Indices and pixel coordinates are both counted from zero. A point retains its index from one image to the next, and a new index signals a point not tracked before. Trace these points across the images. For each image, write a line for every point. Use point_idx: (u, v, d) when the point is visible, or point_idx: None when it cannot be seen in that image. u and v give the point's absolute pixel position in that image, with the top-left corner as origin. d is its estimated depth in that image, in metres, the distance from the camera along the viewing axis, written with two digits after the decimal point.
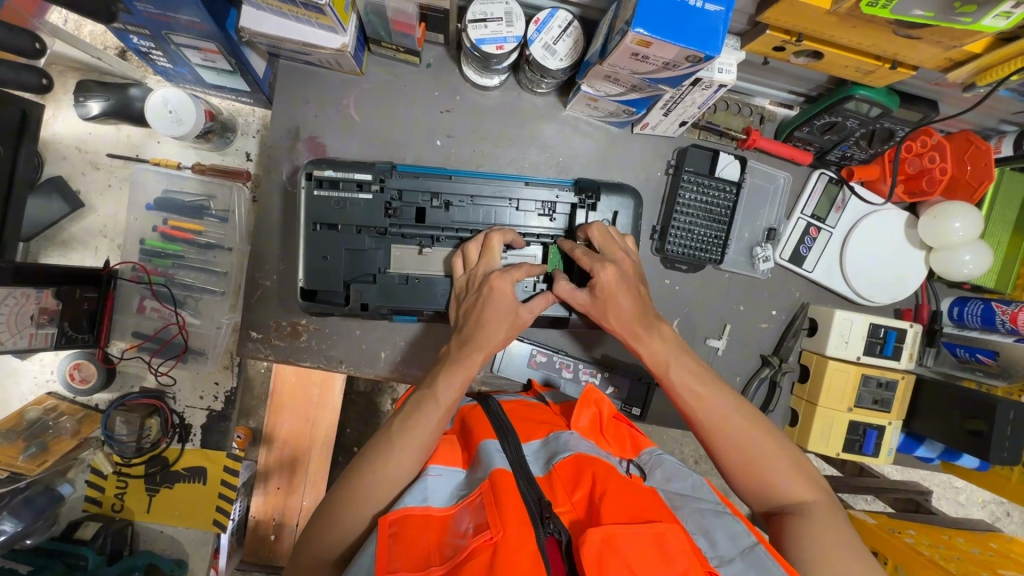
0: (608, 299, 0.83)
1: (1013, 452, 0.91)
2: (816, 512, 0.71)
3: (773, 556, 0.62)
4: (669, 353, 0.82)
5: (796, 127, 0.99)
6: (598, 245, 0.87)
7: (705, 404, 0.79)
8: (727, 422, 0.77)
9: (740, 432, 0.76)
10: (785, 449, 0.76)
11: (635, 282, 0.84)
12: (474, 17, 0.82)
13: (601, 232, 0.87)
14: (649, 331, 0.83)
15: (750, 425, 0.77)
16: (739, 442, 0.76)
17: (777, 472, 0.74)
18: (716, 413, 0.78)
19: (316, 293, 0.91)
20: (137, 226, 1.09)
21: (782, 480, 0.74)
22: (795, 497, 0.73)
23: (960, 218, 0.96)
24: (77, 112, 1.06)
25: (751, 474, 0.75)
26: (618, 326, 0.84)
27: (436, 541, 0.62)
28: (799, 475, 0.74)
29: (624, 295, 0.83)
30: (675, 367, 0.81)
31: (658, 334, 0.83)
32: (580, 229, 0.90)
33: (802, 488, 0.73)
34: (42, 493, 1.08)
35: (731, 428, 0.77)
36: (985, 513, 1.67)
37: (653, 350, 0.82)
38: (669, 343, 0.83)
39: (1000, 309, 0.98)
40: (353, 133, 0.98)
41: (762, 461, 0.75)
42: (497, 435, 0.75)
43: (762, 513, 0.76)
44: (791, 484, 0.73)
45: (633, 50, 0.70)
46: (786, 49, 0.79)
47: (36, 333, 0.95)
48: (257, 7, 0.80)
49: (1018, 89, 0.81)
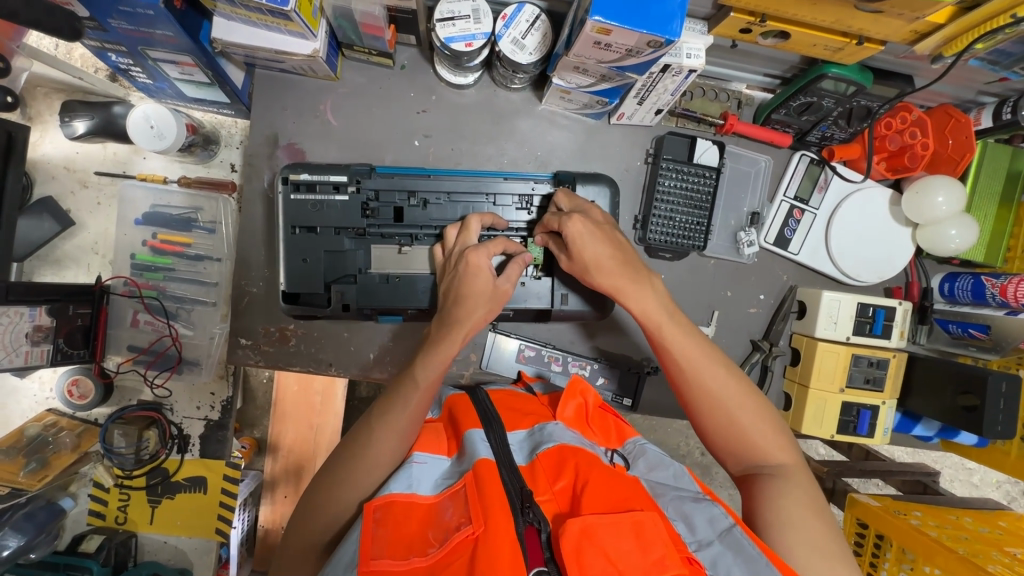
0: (579, 246, 0.83)
1: (1007, 427, 0.91)
2: (793, 476, 0.71)
3: (753, 537, 0.61)
4: (663, 314, 0.80)
5: (773, 111, 0.99)
6: (565, 207, 0.88)
7: (692, 363, 0.78)
8: (715, 384, 0.77)
9: (726, 393, 0.76)
10: (769, 413, 0.77)
11: (603, 230, 0.84)
12: (442, 16, 0.83)
13: (567, 196, 0.89)
14: (632, 287, 0.81)
15: (737, 389, 0.77)
16: (722, 400, 0.76)
17: (755, 431, 0.75)
18: (706, 378, 0.77)
19: (299, 296, 0.92)
20: (127, 241, 1.12)
21: (761, 440, 0.74)
22: (773, 461, 0.74)
23: (942, 192, 0.94)
24: (64, 132, 1.08)
25: (732, 434, 0.75)
26: (611, 277, 0.82)
27: (419, 530, 0.63)
28: (778, 436, 0.75)
29: (597, 244, 0.83)
30: (671, 329, 0.79)
31: (647, 294, 0.81)
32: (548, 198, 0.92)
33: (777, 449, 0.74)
34: (43, 508, 1.11)
35: (719, 389, 0.76)
36: (999, 493, 1.65)
37: (645, 312, 0.81)
38: (658, 306, 0.81)
39: (990, 282, 0.97)
40: (332, 139, 0.99)
41: (745, 424, 0.75)
42: (482, 424, 0.76)
43: (737, 475, 0.76)
44: (769, 444, 0.74)
45: (595, 39, 0.70)
46: (752, 30, 0.79)
47: (31, 351, 0.97)
48: (227, 18, 0.81)
49: (988, 59, 0.80)
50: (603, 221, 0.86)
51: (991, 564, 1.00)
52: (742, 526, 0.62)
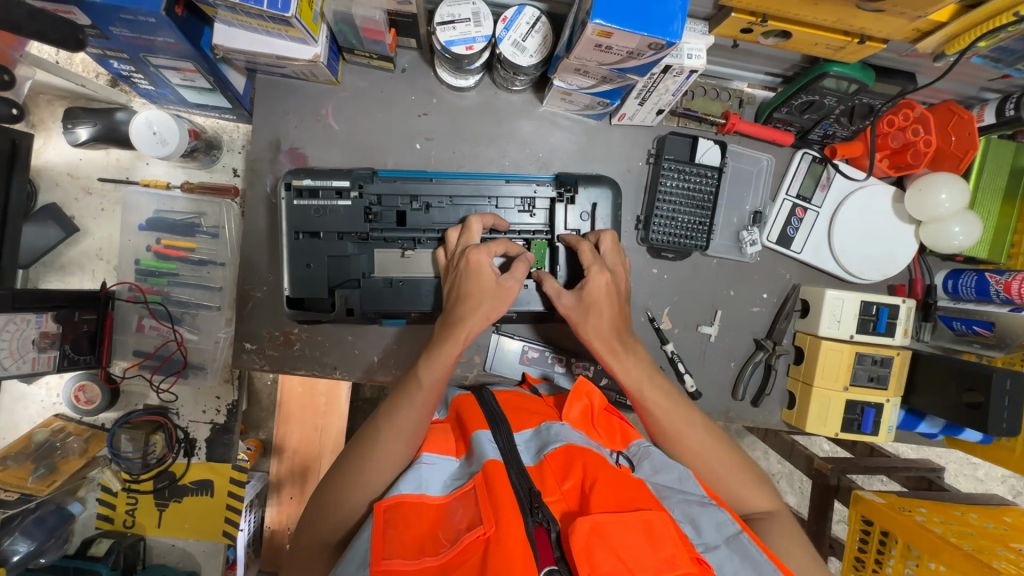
0: (592, 305, 0.84)
1: (1012, 424, 0.91)
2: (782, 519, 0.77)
3: (761, 545, 0.62)
4: (644, 375, 0.82)
5: (774, 109, 0.99)
6: (604, 249, 0.89)
7: (673, 425, 0.80)
8: (696, 443, 0.79)
9: (708, 450, 0.79)
10: (748, 464, 0.81)
11: (618, 298, 0.86)
12: (442, 20, 0.83)
13: (612, 241, 0.89)
14: (622, 353, 0.83)
15: (718, 446, 0.80)
16: (704, 457, 0.79)
17: (739, 484, 0.78)
18: (688, 438, 0.79)
19: (304, 301, 0.92)
20: (131, 246, 1.12)
21: (745, 490, 0.78)
22: (760, 507, 0.78)
23: (946, 189, 0.94)
24: (67, 138, 1.08)
25: (717, 489, 0.79)
26: (597, 338, 0.84)
27: (429, 530, 0.64)
28: (760, 485, 0.79)
29: (606, 303, 0.84)
30: (651, 392, 0.81)
31: (626, 355, 0.83)
32: (593, 231, 0.92)
33: (761, 497, 0.78)
34: (52, 513, 1.13)
35: (701, 448, 0.79)
36: (1004, 488, 1.65)
37: (628, 375, 0.82)
38: (637, 367, 0.82)
39: (994, 279, 0.97)
40: (334, 144, 0.99)
41: (731, 477, 0.79)
42: (489, 425, 0.76)
43: None
44: (753, 494, 0.78)
45: (596, 42, 0.70)
46: (753, 30, 0.79)
47: (39, 357, 0.97)
48: (228, 24, 0.81)
49: (991, 56, 0.80)
50: (623, 292, 0.87)
51: (997, 560, 1.00)
52: (749, 533, 0.64)
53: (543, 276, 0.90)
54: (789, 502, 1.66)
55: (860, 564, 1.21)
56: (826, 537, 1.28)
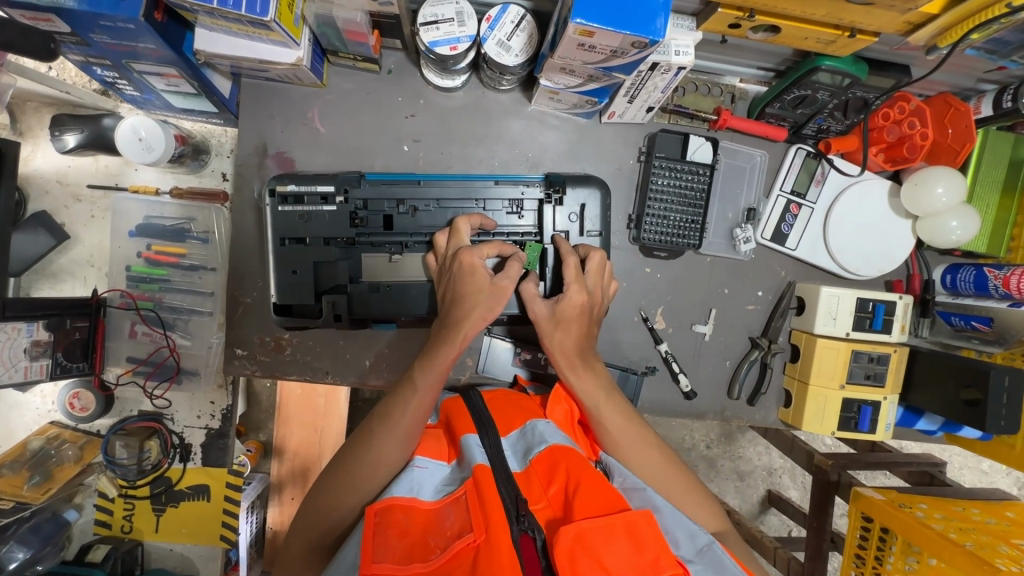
0: (558, 327, 0.82)
1: (1011, 421, 0.89)
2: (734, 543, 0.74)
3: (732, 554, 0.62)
4: (600, 391, 0.81)
5: (767, 104, 0.97)
6: (588, 270, 0.86)
7: (626, 444, 0.78)
8: (649, 464, 0.77)
9: (659, 472, 0.77)
10: (700, 487, 0.79)
11: (587, 322, 0.84)
12: (425, 20, 0.82)
13: (599, 265, 0.87)
14: (581, 368, 0.81)
15: (668, 468, 0.78)
16: (655, 479, 0.77)
17: (689, 508, 0.76)
18: (639, 457, 0.77)
19: (291, 308, 0.91)
20: (121, 253, 1.12)
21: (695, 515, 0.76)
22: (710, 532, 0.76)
23: (942, 183, 0.92)
24: (55, 146, 1.09)
25: None
26: (557, 352, 0.82)
27: (418, 535, 0.63)
28: (712, 510, 0.77)
29: (575, 324, 0.82)
30: (607, 409, 0.79)
31: (585, 370, 0.81)
32: (583, 248, 0.90)
33: (711, 521, 0.76)
34: (49, 520, 1.14)
35: (652, 469, 0.77)
36: (1009, 480, 1.63)
37: (583, 389, 0.80)
38: (595, 383, 0.81)
39: (992, 274, 0.95)
40: (321, 147, 0.98)
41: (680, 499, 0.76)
42: (477, 428, 0.75)
43: None
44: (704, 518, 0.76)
45: (579, 41, 0.69)
46: (741, 25, 0.77)
47: (31, 365, 0.98)
48: (209, 29, 0.80)
49: (985, 47, 0.78)
50: (593, 317, 0.86)
51: (999, 559, 0.98)
52: (720, 544, 0.63)
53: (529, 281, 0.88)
54: (792, 496, 1.65)
55: (861, 562, 1.18)
56: (827, 532, 1.27)
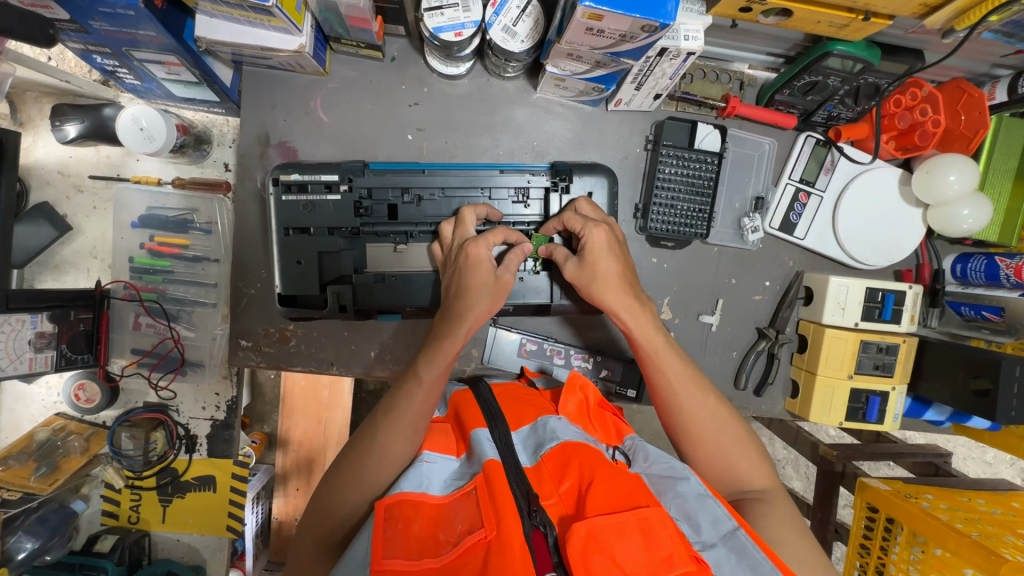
0: (594, 257, 0.83)
1: (1021, 410, 0.88)
2: (778, 501, 0.74)
3: (757, 540, 0.61)
4: (657, 338, 0.82)
5: (776, 91, 0.95)
6: (587, 215, 0.88)
7: (682, 389, 0.80)
8: (702, 410, 0.79)
9: (710, 419, 0.79)
10: (751, 440, 0.79)
11: (618, 249, 0.85)
12: (429, 6, 0.80)
13: (591, 205, 0.89)
14: (637, 311, 0.82)
15: (722, 416, 0.79)
16: (708, 425, 0.78)
17: (737, 458, 0.77)
18: (694, 399, 0.79)
19: (296, 298, 0.91)
20: (124, 244, 1.11)
21: (744, 465, 0.77)
22: (756, 486, 0.76)
23: (956, 170, 0.91)
24: (55, 136, 1.07)
25: (718, 461, 0.77)
26: (609, 296, 0.82)
27: (428, 531, 0.63)
28: (760, 463, 0.78)
29: (608, 258, 0.83)
30: (664, 354, 0.81)
31: (644, 315, 0.82)
32: (569, 206, 0.91)
33: (758, 474, 0.77)
34: (55, 511, 1.14)
35: (704, 415, 0.79)
36: (1013, 471, 1.63)
37: (642, 334, 0.81)
38: (652, 327, 0.82)
39: (1004, 263, 0.94)
40: (324, 136, 0.97)
41: (730, 450, 0.77)
42: (487, 422, 0.75)
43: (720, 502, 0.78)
44: (753, 470, 0.77)
45: (587, 25, 0.68)
46: (752, 9, 0.75)
47: (36, 357, 0.98)
48: (210, 15, 0.78)
49: (1003, 31, 0.77)
50: (622, 242, 0.86)
51: (1005, 548, 0.99)
52: (746, 529, 0.62)
53: (552, 245, 0.89)
54: (795, 488, 1.65)
55: (865, 552, 1.17)
56: (831, 522, 1.27)
